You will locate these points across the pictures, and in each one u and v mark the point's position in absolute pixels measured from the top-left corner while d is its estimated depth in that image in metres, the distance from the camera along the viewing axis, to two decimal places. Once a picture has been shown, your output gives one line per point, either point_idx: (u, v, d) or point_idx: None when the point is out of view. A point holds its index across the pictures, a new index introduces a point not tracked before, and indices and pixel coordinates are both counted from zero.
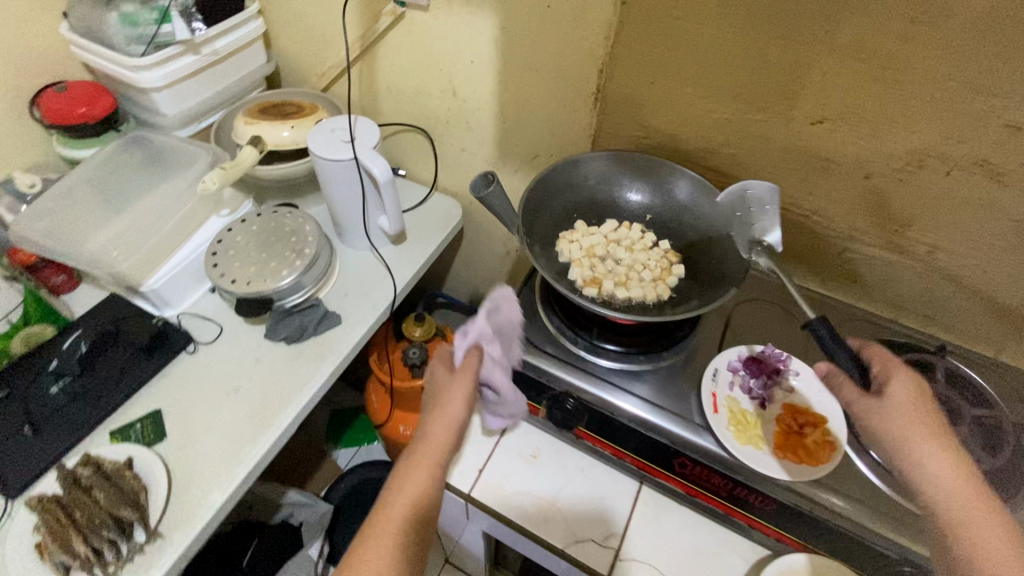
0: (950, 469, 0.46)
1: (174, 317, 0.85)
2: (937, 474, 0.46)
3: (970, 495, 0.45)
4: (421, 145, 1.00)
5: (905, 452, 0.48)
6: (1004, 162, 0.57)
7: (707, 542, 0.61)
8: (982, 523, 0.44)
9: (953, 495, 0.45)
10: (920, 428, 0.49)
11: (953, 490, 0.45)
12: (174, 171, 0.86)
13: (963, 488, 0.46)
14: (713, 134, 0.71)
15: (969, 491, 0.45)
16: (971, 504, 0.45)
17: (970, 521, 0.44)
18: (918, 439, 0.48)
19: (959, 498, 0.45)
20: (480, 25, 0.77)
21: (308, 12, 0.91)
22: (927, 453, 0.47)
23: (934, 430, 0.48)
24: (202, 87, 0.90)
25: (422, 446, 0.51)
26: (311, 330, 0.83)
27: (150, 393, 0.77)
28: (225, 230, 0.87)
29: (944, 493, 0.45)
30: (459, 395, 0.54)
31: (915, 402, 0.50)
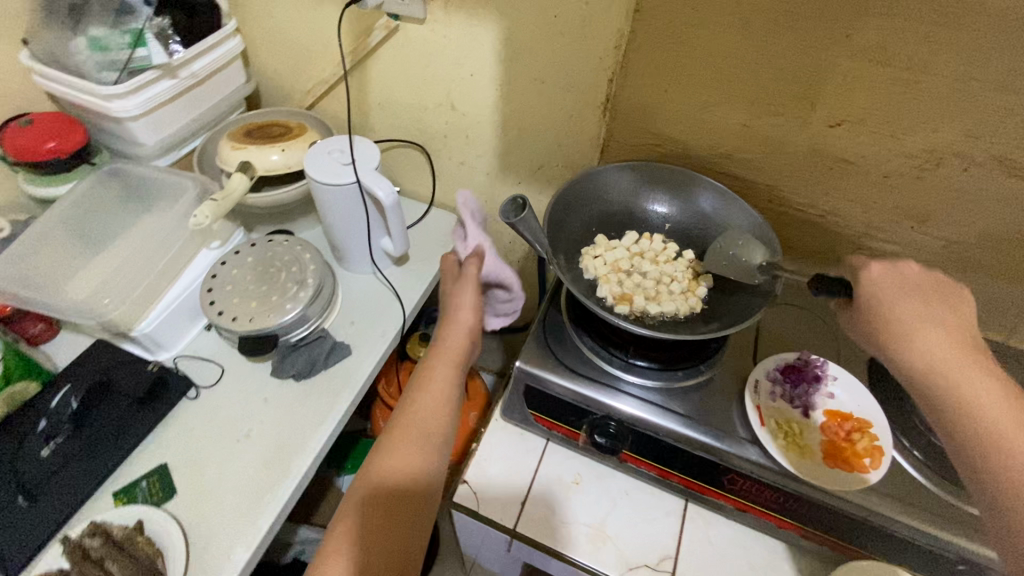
0: (937, 342, 0.49)
1: (170, 361, 0.79)
2: (926, 349, 0.49)
3: (959, 363, 0.48)
4: (418, 160, 0.97)
5: (892, 338, 0.52)
6: (1021, 157, 0.58)
7: (760, 555, 0.60)
8: (971, 385, 0.47)
9: (921, 352, 0.49)
10: (907, 315, 0.52)
11: (939, 360, 0.48)
12: (162, 206, 0.81)
13: (937, 348, 0.49)
14: (728, 140, 0.71)
15: (956, 359, 0.48)
16: (959, 370, 0.48)
17: (959, 384, 0.47)
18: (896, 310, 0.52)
19: (946, 367, 0.48)
20: (481, 37, 0.74)
21: (291, 28, 0.86)
22: (914, 330, 0.51)
23: (920, 312, 0.52)
24: (181, 113, 0.84)
25: (432, 362, 0.62)
26: (322, 364, 0.79)
27: (155, 446, 0.72)
28: (219, 264, 0.81)
29: (932, 365, 0.49)
30: (461, 317, 0.63)
31: (904, 293, 0.54)
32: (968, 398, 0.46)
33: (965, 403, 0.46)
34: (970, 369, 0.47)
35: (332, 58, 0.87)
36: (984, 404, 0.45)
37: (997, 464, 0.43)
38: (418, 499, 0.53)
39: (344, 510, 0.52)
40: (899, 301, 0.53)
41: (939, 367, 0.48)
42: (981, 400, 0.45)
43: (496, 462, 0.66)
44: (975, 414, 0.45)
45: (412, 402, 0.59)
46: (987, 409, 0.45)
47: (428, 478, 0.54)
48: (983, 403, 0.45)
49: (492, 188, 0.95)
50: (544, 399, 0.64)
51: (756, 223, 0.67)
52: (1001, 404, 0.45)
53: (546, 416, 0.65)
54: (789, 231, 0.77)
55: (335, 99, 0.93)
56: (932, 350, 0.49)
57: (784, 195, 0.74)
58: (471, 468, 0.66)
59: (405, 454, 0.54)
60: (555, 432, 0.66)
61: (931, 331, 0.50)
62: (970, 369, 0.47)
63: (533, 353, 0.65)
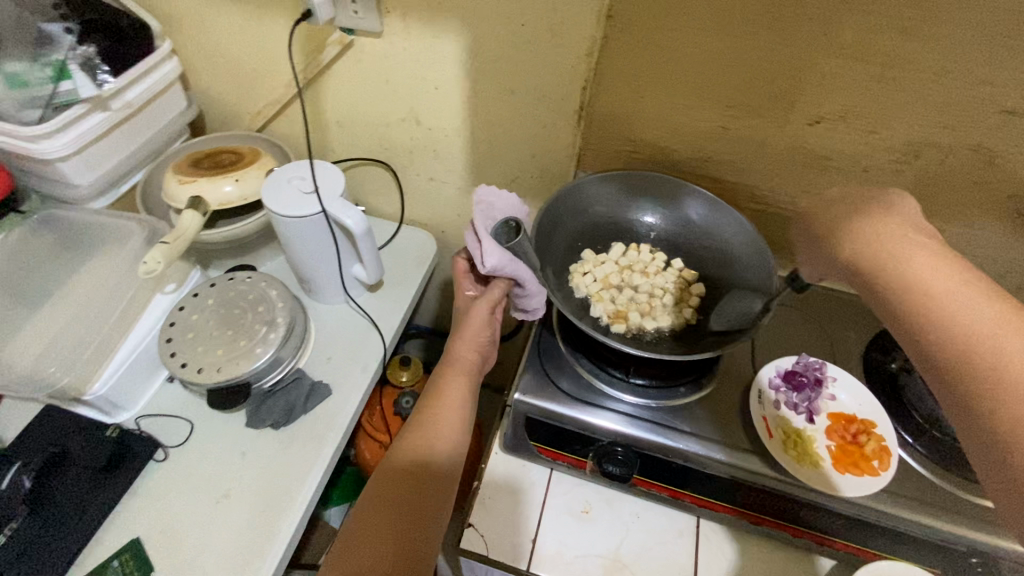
0: (878, 232, 0.46)
1: (131, 422, 0.72)
2: (865, 243, 0.46)
3: (902, 245, 0.44)
4: (383, 179, 0.92)
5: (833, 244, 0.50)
6: (997, 145, 0.59)
7: (777, 566, 0.59)
8: (916, 265, 0.43)
9: (868, 238, 0.47)
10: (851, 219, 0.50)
11: (879, 246, 0.45)
12: (107, 252, 0.74)
13: (885, 231, 0.46)
14: (707, 142, 0.69)
15: (901, 243, 0.45)
16: (911, 253, 0.43)
17: (898, 265, 0.43)
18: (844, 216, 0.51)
19: (889, 251, 0.45)
20: (444, 48, 0.69)
21: (234, 47, 0.79)
22: (850, 232, 0.49)
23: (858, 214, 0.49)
24: (117, 147, 0.77)
25: (446, 369, 0.65)
26: (301, 409, 0.73)
27: (122, 519, 0.64)
28: (176, 309, 0.74)
29: (876, 254, 0.45)
30: (474, 327, 0.66)
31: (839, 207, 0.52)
32: (913, 277, 0.42)
33: (909, 283, 0.42)
34: (915, 248, 0.44)
35: (282, 77, 0.80)
36: (928, 278, 0.41)
37: (954, 323, 0.39)
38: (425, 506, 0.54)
39: (363, 500, 0.54)
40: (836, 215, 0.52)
41: (883, 244, 0.45)
42: (926, 279, 0.41)
43: (501, 499, 0.63)
44: (923, 292, 0.41)
45: (428, 406, 0.61)
46: (934, 284, 0.41)
47: (446, 472, 0.56)
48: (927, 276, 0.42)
49: (464, 202, 0.91)
50: (547, 428, 0.62)
51: (744, 231, 0.68)
52: (947, 276, 0.41)
53: (550, 446, 0.63)
54: (771, 229, 0.77)
55: (288, 119, 0.87)
56: (873, 240, 0.46)
57: (765, 194, 0.73)
58: (475, 509, 0.62)
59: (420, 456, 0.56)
60: (560, 461, 0.64)
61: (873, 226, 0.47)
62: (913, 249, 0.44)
63: (531, 382, 0.63)
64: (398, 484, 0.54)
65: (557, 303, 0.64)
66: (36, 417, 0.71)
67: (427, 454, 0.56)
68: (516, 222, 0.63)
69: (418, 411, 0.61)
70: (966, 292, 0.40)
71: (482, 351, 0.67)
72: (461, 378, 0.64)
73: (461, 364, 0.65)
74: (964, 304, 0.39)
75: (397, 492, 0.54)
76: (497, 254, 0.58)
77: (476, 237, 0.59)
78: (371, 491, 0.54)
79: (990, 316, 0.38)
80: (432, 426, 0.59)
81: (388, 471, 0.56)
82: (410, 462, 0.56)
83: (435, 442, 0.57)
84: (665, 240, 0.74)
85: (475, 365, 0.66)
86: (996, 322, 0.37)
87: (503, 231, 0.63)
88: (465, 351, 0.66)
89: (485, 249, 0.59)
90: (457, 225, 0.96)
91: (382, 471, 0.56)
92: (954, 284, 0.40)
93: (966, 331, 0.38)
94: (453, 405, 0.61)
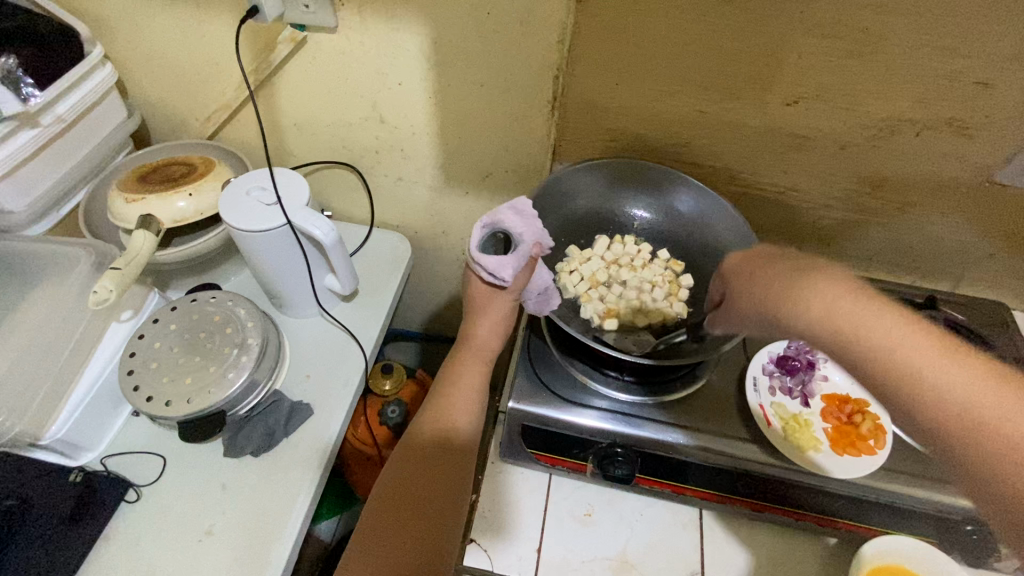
0: (844, 306, 0.38)
1: (97, 462, 0.67)
2: (841, 327, 0.38)
3: (880, 327, 0.37)
4: (348, 182, 0.87)
5: (795, 317, 0.40)
6: (970, 116, 0.59)
7: (782, 550, 0.59)
8: (912, 351, 0.36)
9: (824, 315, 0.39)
10: (802, 284, 0.41)
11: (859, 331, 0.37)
12: (50, 281, 0.67)
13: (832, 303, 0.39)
14: (684, 128, 0.68)
15: (873, 319, 0.37)
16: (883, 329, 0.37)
17: (897, 355, 0.36)
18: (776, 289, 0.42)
19: (873, 336, 0.37)
20: (406, 42, 0.65)
21: (174, 49, 0.73)
22: (810, 301, 0.39)
23: (805, 275, 0.41)
24: (51, 165, 0.70)
25: (461, 354, 0.60)
26: (281, 432, 0.69)
27: (99, 566, 0.60)
28: (135, 338, 0.69)
29: (865, 339, 0.37)
30: (492, 312, 0.60)
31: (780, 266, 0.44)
32: (904, 362, 0.36)
33: (919, 382, 0.35)
34: (895, 328, 0.37)
35: (230, 79, 0.75)
36: (936, 374, 0.35)
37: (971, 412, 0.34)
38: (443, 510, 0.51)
39: (372, 510, 0.51)
40: (776, 277, 0.43)
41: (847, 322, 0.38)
42: (933, 372, 0.35)
43: (501, 510, 0.61)
44: (934, 392, 0.35)
45: (441, 396, 0.57)
46: (923, 369, 0.35)
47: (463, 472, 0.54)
48: (934, 369, 0.35)
49: (436, 201, 0.87)
50: (543, 435, 0.60)
51: (733, 221, 0.68)
52: (948, 362, 0.35)
53: (547, 452, 0.61)
54: (750, 210, 0.76)
55: (240, 124, 0.81)
56: (846, 323, 0.38)
57: (744, 176, 0.72)
58: (475, 523, 0.60)
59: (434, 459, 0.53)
60: (559, 466, 0.62)
61: (836, 294, 0.39)
62: (898, 331, 0.36)
63: (522, 387, 0.61)
64: (410, 491, 0.51)
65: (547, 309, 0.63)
66: None
67: (441, 457, 0.53)
68: (507, 229, 0.58)
69: (432, 401, 0.58)
70: (975, 380, 0.34)
71: (503, 336, 0.62)
72: (477, 367, 0.60)
73: (479, 350, 0.60)
74: (983, 401, 0.34)
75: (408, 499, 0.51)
76: (508, 263, 0.56)
77: (476, 257, 0.56)
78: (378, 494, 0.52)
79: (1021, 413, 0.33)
80: (445, 423, 0.55)
81: (397, 470, 0.53)
82: (423, 467, 0.53)
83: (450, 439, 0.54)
84: (653, 233, 0.73)
85: (494, 351, 0.61)
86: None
87: (497, 243, 0.60)
88: (482, 335, 0.60)
89: (493, 263, 0.56)
90: (430, 224, 0.93)
91: (391, 471, 0.53)
92: (959, 372, 0.35)
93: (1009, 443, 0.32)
94: (468, 397, 0.57)
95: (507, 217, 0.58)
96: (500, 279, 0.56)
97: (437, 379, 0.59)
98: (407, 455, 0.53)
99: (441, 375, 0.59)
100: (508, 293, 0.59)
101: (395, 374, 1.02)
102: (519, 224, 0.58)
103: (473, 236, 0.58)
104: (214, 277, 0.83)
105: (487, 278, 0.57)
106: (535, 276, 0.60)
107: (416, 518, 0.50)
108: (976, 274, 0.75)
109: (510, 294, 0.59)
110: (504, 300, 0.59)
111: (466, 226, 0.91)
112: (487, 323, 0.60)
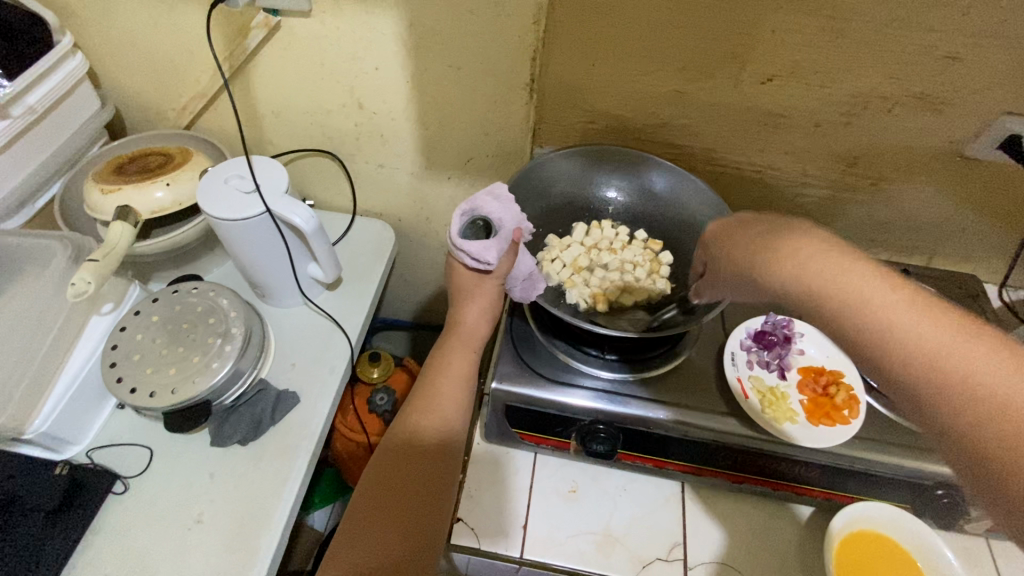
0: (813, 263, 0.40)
1: (82, 456, 0.67)
2: (809, 279, 0.40)
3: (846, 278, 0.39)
4: (329, 170, 0.87)
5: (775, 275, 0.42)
6: (940, 90, 0.60)
7: (761, 520, 0.61)
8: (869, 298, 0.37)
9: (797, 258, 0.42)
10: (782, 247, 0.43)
11: (823, 282, 0.39)
12: (29, 276, 0.66)
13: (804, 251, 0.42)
14: (662, 108, 0.68)
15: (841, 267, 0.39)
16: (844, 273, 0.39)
17: (857, 299, 0.38)
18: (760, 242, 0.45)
19: (838, 286, 0.38)
20: (382, 25, 0.65)
21: (146, 37, 0.72)
22: (786, 261, 0.42)
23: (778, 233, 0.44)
24: (23, 158, 0.69)
25: (450, 340, 0.60)
26: (268, 421, 0.69)
27: (88, 557, 0.60)
28: (117, 330, 0.69)
29: (822, 276, 0.39)
30: (479, 297, 0.60)
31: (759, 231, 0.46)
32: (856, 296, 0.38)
33: (877, 324, 0.37)
34: (859, 277, 0.38)
35: (204, 67, 0.73)
36: (895, 316, 0.36)
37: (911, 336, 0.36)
38: (431, 497, 0.51)
39: (358, 498, 0.51)
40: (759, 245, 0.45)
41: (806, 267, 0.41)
42: (888, 316, 0.36)
43: (487, 490, 0.62)
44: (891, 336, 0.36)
45: (429, 382, 0.57)
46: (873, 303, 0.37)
47: (451, 457, 0.54)
48: (891, 313, 0.36)
49: (418, 188, 0.87)
50: (527, 415, 0.61)
51: (710, 202, 0.69)
52: (903, 306, 0.36)
53: (531, 431, 0.62)
54: (730, 189, 0.77)
55: (217, 113, 0.80)
56: (815, 276, 0.39)
57: (721, 156, 0.73)
58: (462, 503, 0.61)
59: (420, 445, 0.53)
60: (543, 445, 0.63)
61: (800, 245, 0.42)
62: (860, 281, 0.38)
63: (507, 369, 0.62)
64: (397, 478, 0.52)
65: (530, 295, 0.63)
66: None
67: (428, 439, 0.54)
68: (486, 215, 0.58)
69: (418, 387, 0.58)
70: (926, 321, 0.36)
71: (491, 321, 0.62)
72: (466, 353, 0.60)
73: (467, 337, 0.61)
74: (933, 341, 0.35)
75: (394, 487, 0.51)
76: (491, 247, 0.56)
77: (458, 244, 0.56)
78: (365, 485, 0.51)
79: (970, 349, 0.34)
80: (431, 408, 0.55)
81: (384, 460, 0.53)
82: (410, 450, 0.53)
83: (436, 425, 0.55)
84: (633, 216, 0.74)
85: (481, 338, 0.62)
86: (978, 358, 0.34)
87: (478, 231, 0.59)
88: (471, 322, 0.61)
89: (476, 248, 0.56)
90: (413, 211, 0.92)
91: (377, 462, 0.53)
92: (914, 314, 0.36)
93: (960, 377, 0.34)
94: (457, 384, 0.57)
95: (485, 202, 0.58)
96: (485, 263, 0.56)
97: (425, 365, 0.59)
98: (394, 444, 0.53)
99: (429, 360, 0.60)
100: (493, 276, 0.59)
101: (382, 363, 1.02)
102: (497, 209, 0.58)
103: (453, 224, 0.57)
104: (196, 268, 0.82)
105: (471, 263, 0.57)
106: (520, 261, 0.60)
107: (404, 504, 0.50)
108: (949, 249, 0.77)
109: (495, 278, 0.59)
110: (490, 283, 0.59)
111: (450, 212, 0.91)
112: (475, 309, 0.61)
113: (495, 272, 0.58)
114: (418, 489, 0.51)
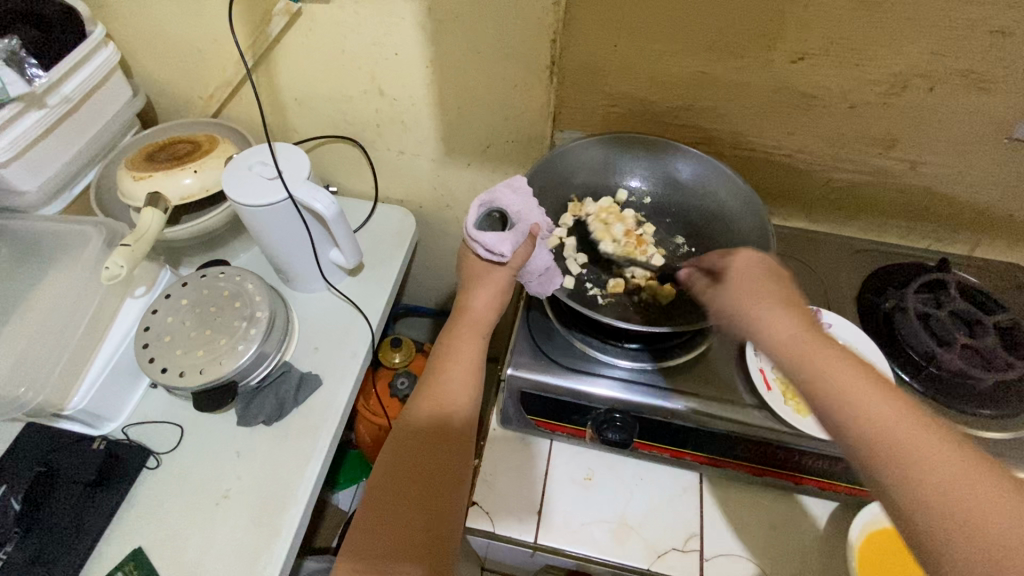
0: (830, 363, 0.41)
1: (119, 432, 0.70)
2: (789, 345, 0.43)
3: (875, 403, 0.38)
4: (351, 156, 0.87)
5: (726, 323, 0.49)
6: (988, 68, 0.56)
7: (782, 514, 0.60)
8: (841, 373, 0.40)
9: (770, 321, 0.44)
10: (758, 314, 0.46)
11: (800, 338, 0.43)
12: (66, 260, 0.69)
13: (789, 323, 0.44)
14: (687, 90, 0.66)
15: (812, 338, 0.42)
16: (789, 335, 0.43)
17: (768, 348, 0.44)
18: (754, 300, 0.46)
19: (806, 354, 0.42)
20: (400, 10, 0.65)
21: (174, 26, 0.73)
22: (776, 322, 0.44)
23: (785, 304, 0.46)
24: (62, 146, 0.72)
25: (457, 327, 0.60)
26: (292, 403, 0.71)
27: (124, 527, 0.63)
28: (150, 312, 0.71)
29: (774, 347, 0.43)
30: (490, 285, 0.60)
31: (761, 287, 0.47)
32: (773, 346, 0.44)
33: (845, 401, 0.39)
34: (796, 334, 0.43)
35: (228, 56, 0.75)
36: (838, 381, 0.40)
37: (868, 442, 0.37)
38: (445, 498, 0.51)
39: (373, 496, 0.51)
40: (754, 297, 0.47)
41: (795, 346, 0.42)
42: (893, 428, 0.37)
43: (504, 474, 0.63)
44: (848, 407, 0.39)
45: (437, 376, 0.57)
46: (815, 346, 0.42)
47: (463, 455, 0.54)
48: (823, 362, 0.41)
49: (438, 175, 0.87)
50: (542, 403, 0.61)
51: (736, 188, 0.67)
52: (857, 370, 0.40)
53: (547, 418, 0.62)
54: (757, 174, 0.74)
55: (243, 101, 0.82)
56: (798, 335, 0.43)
57: (749, 141, 0.70)
58: (477, 487, 0.61)
59: (432, 446, 0.53)
60: (559, 432, 0.63)
61: (786, 322, 0.44)
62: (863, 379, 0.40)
63: (523, 357, 0.62)
64: (409, 478, 0.51)
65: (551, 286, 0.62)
66: (17, 434, 0.67)
67: (441, 438, 0.53)
68: (504, 207, 0.58)
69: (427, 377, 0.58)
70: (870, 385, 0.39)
71: (500, 310, 0.61)
72: (474, 340, 0.59)
73: (474, 325, 0.60)
74: (900, 438, 0.37)
75: (406, 486, 0.51)
76: (507, 238, 0.56)
77: (474, 235, 0.56)
78: (366, 494, 0.52)
79: (931, 442, 0.36)
80: (443, 403, 0.55)
81: (382, 476, 0.52)
82: (423, 449, 0.53)
83: (449, 425, 0.54)
84: (656, 205, 0.72)
85: (491, 324, 0.60)
86: (960, 471, 0.35)
87: (494, 223, 0.59)
88: (480, 311, 0.60)
89: (492, 240, 0.55)
90: (434, 198, 0.92)
91: (376, 477, 0.52)
92: (889, 401, 0.38)
93: (914, 467, 0.36)
94: (462, 370, 0.57)
95: (503, 194, 0.59)
96: (499, 254, 0.56)
97: (433, 355, 0.59)
98: (397, 448, 0.53)
99: (439, 346, 0.59)
100: (507, 268, 0.58)
101: (404, 348, 1.03)
102: (516, 202, 0.59)
103: (470, 215, 0.58)
104: (225, 253, 0.85)
105: (486, 255, 0.57)
106: (536, 254, 0.60)
107: (417, 503, 0.50)
108: (991, 239, 0.73)
109: (509, 269, 0.59)
110: (504, 274, 0.59)
111: (470, 199, 0.91)
112: (485, 298, 0.60)
113: (510, 265, 0.58)
114: (429, 488, 0.51)
